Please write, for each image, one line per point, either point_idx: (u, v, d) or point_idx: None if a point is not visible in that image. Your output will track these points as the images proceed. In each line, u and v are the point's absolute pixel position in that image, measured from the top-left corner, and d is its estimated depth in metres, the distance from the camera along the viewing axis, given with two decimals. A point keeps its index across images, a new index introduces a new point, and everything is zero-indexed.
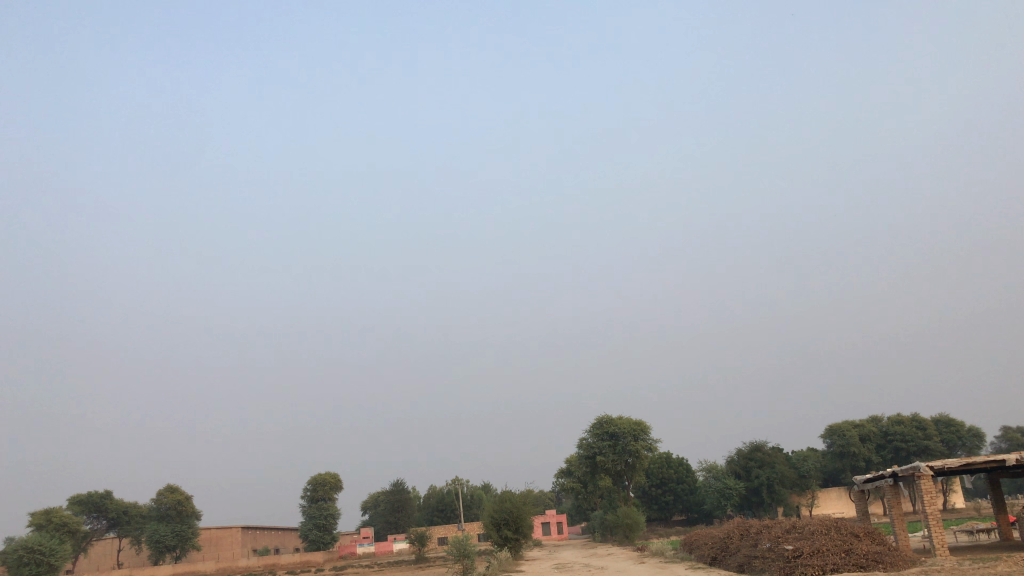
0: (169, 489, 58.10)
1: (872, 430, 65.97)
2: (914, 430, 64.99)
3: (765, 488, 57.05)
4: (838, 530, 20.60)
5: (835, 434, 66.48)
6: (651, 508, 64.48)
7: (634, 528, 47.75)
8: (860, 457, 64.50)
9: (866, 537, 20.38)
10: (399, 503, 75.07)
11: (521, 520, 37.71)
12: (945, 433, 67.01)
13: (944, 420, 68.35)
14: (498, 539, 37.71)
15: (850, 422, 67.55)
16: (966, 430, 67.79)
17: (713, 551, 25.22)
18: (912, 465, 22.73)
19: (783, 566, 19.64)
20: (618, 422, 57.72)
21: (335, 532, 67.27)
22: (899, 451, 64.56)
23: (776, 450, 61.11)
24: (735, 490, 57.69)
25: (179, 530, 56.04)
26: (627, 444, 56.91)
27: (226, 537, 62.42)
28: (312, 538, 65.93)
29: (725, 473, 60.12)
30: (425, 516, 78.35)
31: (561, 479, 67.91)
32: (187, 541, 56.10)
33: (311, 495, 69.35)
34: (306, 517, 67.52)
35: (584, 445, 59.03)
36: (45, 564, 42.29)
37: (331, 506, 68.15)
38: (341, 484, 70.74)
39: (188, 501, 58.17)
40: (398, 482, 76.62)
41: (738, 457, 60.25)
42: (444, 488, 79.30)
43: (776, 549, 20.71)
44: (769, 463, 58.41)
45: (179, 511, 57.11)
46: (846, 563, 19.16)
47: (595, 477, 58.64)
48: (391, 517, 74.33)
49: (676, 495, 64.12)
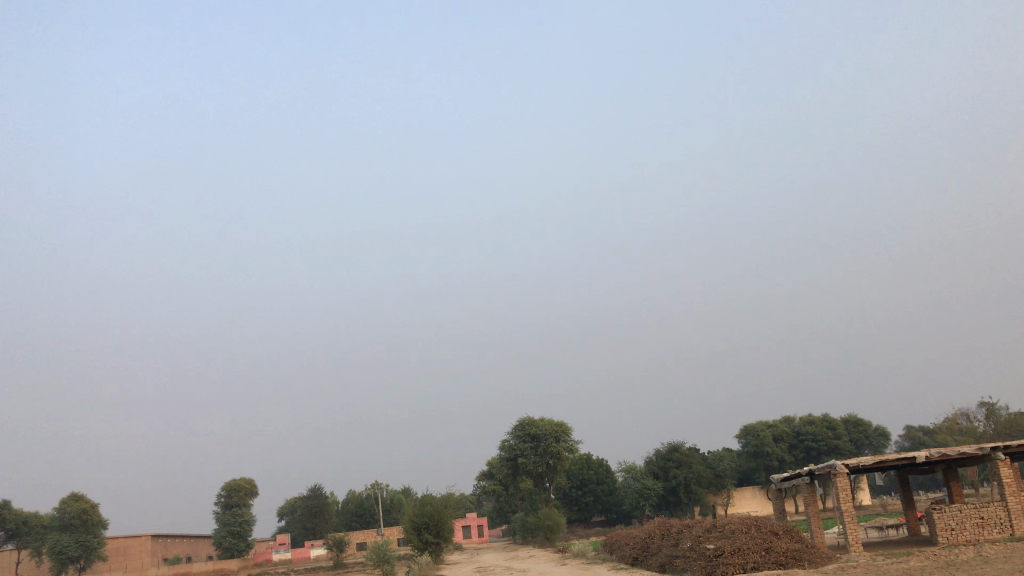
0: (74, 498, 57.87)
1: (785, 431, 68.04)
2: (824, 430, 67.23)
3: (682, 488, 58.72)
4: (758, 529, 20.90)
5: (750, 435, 68.50)
6: (572, 509, 65.55)
7: (555, 530, 49.50)
8: (773, 457, 66.50)
9: (784, 535, 20.64)
10: (317, 508, 74.51)
11: (442, 523, 38.90)
12: (854, 433, 69.43)
13: (853, 418, 70.93)
14: (418, 544, 38.77)
15: (764, 422, 69.67)
16: (872, 429, 70.50)
17: (634, 551, 26.67)
18: (828, 463, 23.17)
19: (704, 565, 19.95)
20: (540, 424, 59.48)
21: (249, 539, 67.14)
22: (810, 451, 66.73)
23: (693, 449, 62.80)
24: (653, 491, 59.09)
25: (82, 540, 56.09)
26: (548, 445, 58.52)
27: (134, 546, 61.54)
28: (226, 546, 65.94)
29: (644, 473, 61.34)
30: (343, 522, 78.34)
31: (482, 484, 68.43)
32: (90, 552, 56.27)
33: (225, 502, 68.32)
34: (220, 524, 67.21)
35: (505, 447, 60.35)
36: None
37: (247, 513, 67.82)
38: (257, 490, 69.74)
39: (94, 509, 58.15)
40: (316, 487, 75.89)
41: (657, 458, 61.69)
42: (364, 495, 79.11)
43: (697, 549, 21.07)
44: (687, 463, 60.00)
45: (83, 521, 57.04)
46: (766, 561, 19.32)
47: (516, 479, 59.83)
48: (308, 523, 73.75)
49: (595, 497, 65.24)
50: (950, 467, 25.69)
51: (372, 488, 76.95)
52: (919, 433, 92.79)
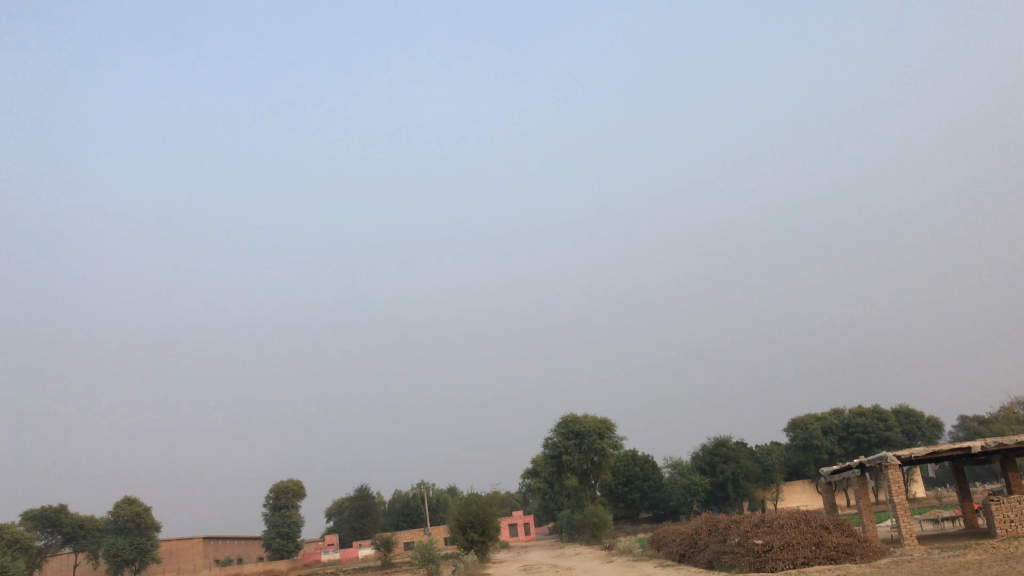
0: (128, 501, 58.99)
1: (834, 423, 66.74)
2: (875, 422, 65.81)
3: (730, 483, 57.92)
4: (808, 523, 20.38)
5: (799, 428, 67.38)
6: (618, 506, 65.09)
7: (601, 527, 49.13)
8: (822, 450, 65.27)
9: (836, 529, 20.09)
10: (364, 508, 75.05)
11: (487, 522, 38.77)
12: (906, 424, 67.90)
13: (904, 409, 69.40)
14: (464, 542, 38.71)
15: (812, 415, 68.45)
16: (925, 419, 68.85)
17: (682, 548, 26.23)
18: (879, 454, 22.54)
19: (753, 561, 19.48)
20: (583, 421, 59.15)
21: (298, 540, 67.86)
22: (860, 443, 65.34)
23: (740, 444, 61.94)
24: (700, 486, 58.39)
25: (137, 542, 57.21)
26: (592, 442, 58.14)
27: (187, 548, 62.61)
28: (275, 547, 66.72)
29: (691, 469, 60.63)
30: (390, 521, 78.80)
31: (527, 482, 68.31)
32: (145, 554, 57.39)
33: (273, 504, 69.05)
34: (269, 526, 68.02)
35: (549, 445, 60.08)
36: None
37: (295, 514, 68.48)
38: (304, 491, 70.47)
39: (147, 512, 59.17)
40: (362, 487, 76.44)
41: (703, 453, 60.92)
42: (411, 494, 79.51)
43: (746, 544, 20.60)
44: (734, 458, 59.14)
45: (137, 524, 58.07)
46: (817, 556, 18.77)
47: (561, 477, 59.56)
48: (356, 523, 74.35)
49: (642, 493, 64.68)
50: (1008, 457, 24.85)
51: (418, 488, 77.30)
52: (973, 423, 90.71)
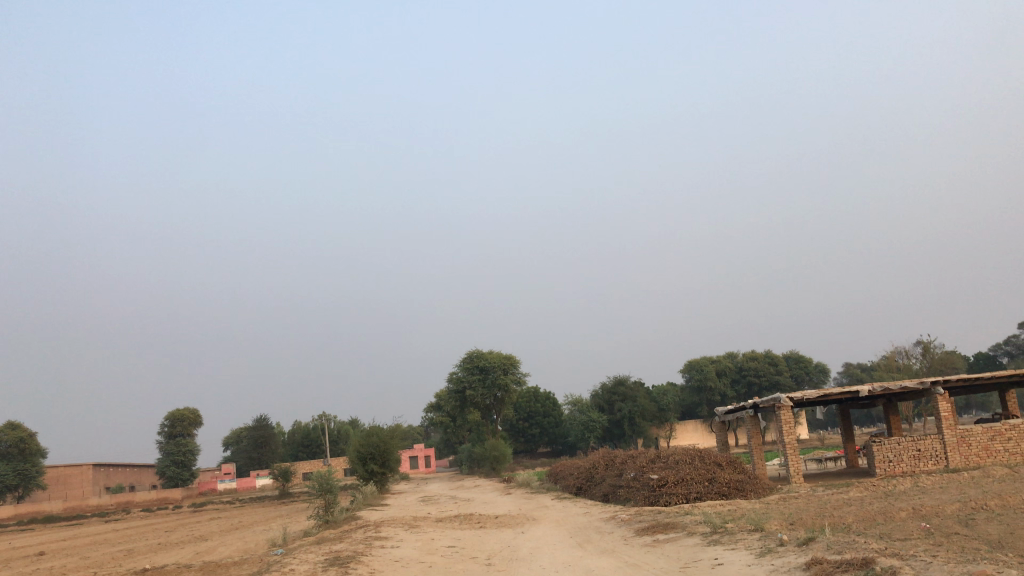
0: (11, 427, 56.21)
1: (728, 366, 69.29)
2: (767, 366, 68.65)
3: (627, 421, 59.52)
4: (702, 459, 20.93)
5: (694, 369, 69.64)
6: (518, 441, 66.15)
7: (501, 461, 49.72)
8: (715, 391, 67.70)
9: (728, 466, 20.71)
10: (263, 438, 73.86)
11: (388, 454, 38.61)
12: (795, 368, 71.13)
13: (794, 354, 72.63)
14: (364, 474, 38.57)
15: (708, 357, 70.85)
16: (812, 365, 72.31)
17: (579, 482, 26.71)
18: (772, 396, 23.28)
19: (648, 495, 19.91)
20: (488, 357, 59.49)
21: (194, 469, 66.48)
22: (751, 385, 68.13)
23: (638, 383, 63.55)
24: (598, 423, 59.79)
25: (21, 469, 54.88)
26: (495, 378, 58.60)
27: (75, 475, 60.48)
28: (170, 476, 65.21)
29: (590, 406, 61.91)
30: (289, 452, 78.05)
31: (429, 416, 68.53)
32: (30, 480, 55.22)
33: (168, 432, 67.17)
34: (163, 454, 66.24)
35: (453, 379, 60.24)
36: None
37: (190, 443, 66.87)
38: (201, 419, 68.77)
39: (32, 438, 56.62)
40: (261, 418, 75.20)
41: (603, 391, 62.25)
42: (311, 425, 78.76)
43: (641, 479, 21.05)
44: (631, 397, 60.71)
45: (21, 449, 55.53)
46: (709, 491, 19.32)
47: (463, 411, 59.86)
48: (254, 453, 73.27)
49: (542, 429, 65.87)
50: (890, 401, 26.09)
51: (319, 419, 76.57)
52: (856, 369, 96.06)
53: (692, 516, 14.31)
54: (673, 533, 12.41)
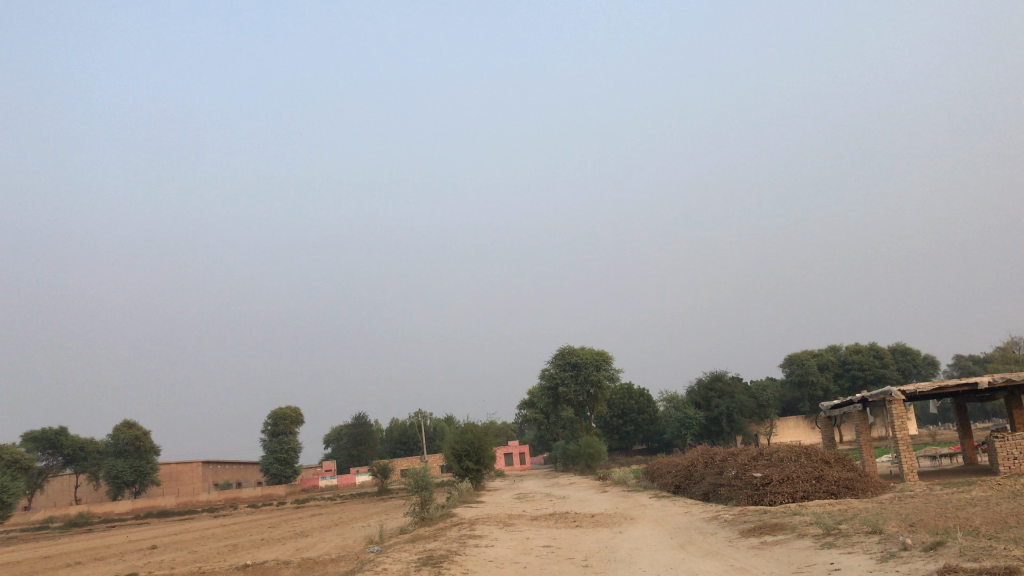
0: (127, 425, 58.90)
1: (830, 360, 66.74)
2: (872, 359, 65.78)
3: (725, 417, 58.03)
4: (809, 457, 19.95)
5: (795, 364, 67.34)
6: (613, 438, 65.43)
7: (596, 458, 49.18)
8: (817, 386, 65.29)
9: (836, 464, 19.67)
10: (362, 436, 75.30)
11: (482, 451, 38.56)
12: (902, 362, 67.99)
13: (901, 347, 69.40)
14: (459, 470, 38.70)
15: (809, 352, 68.40)
16: (921, 357, 68.99)
17: (677, 479, 25.99)
18: (883, 389, 22.04)
19: (751, 495, 19.09)
20: (580, 353, 58.94)
21: (296, 466, 68.27)
22: (856, 380, 65.46)
23: (736, 379, 61.88)
24: (694, 420, 58.47)
25: (136, 465, 57.46)
26: (588, 374, 58.01)
27: (186, 472, 63.00)
28: (274, 472, 67.18)
29: (686, 402, 60.63)
30: (387, 449, 79.39)
31: (523, 413, 68.50)
32: (145, 477, 57.74)
33: (271, 430, 69.22)
34: (267, 452, 68.29)
35: (546, 376, 59.95)
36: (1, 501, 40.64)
37: (292, 441, 68.70)
38: (302, 418, 70.59)
39: (146, 436, 59.15)
40: (359, 415, 76.69)
41: (699, 387, 60.87)
42: (408, 423, 79.90)
43: (743, 477, 20.24)
44: (729, 393, 59.14)
45: (136, 447, 58.10)
46: (817, 490, 18.37)
47: (557, 408, 59.55)
48: (353, 450, 74.80)
49: (636, 426, 64.93)
50: (1013, 394, 24.36)
51: (415, 416, 77.58)
52: (967, 362, 91.05)
53: (801, 516, 13.54)
54: (783, 534, 11.69)
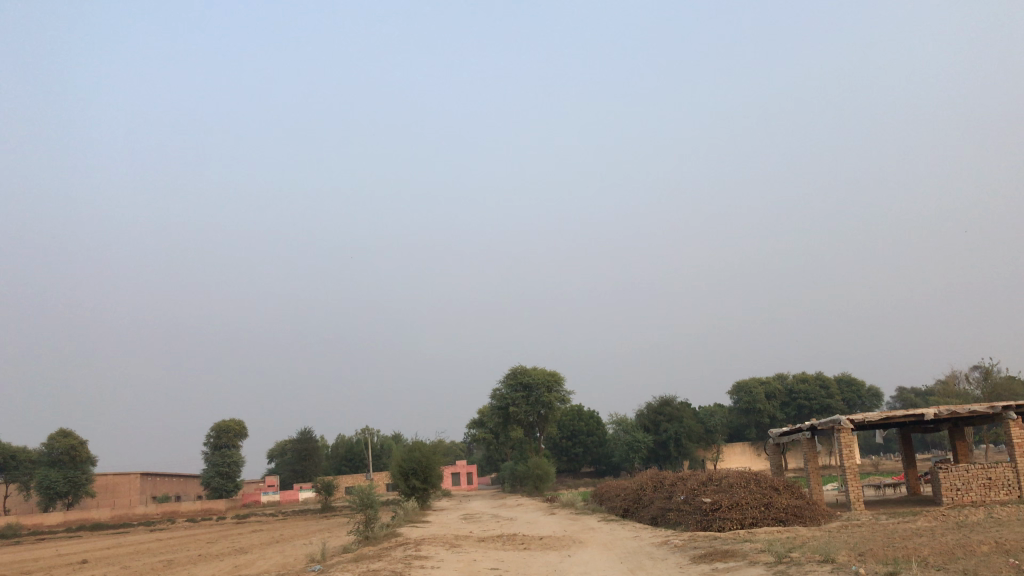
0: (63, 434, 56.98)
1: (778, 388, 67.50)
2: (818, 389, 66.70)
3: (673, 442, 58.26)
4: (758, 483, 19.96)
5: (743, 391, 67.96)
6: (561, 460, 65.23)
7: (544, 479, 48.88)
8: (764, 414, 65.95)
9: (785, 491, 19.71)
10: (307, 451, 73.97)
11: (430, 470, 38.02)
12: (847, 392, 69.12)
13: (846, 377, 70.57)
14: (405, 489, 38.09)
15: (757, 379, 69.14)
16: (865, 388, 70.23)
17: (626, 503, 25.85)
18: (832, 418, 22.19)
19: (700, 520, 19.01)
20: (532, 373, 58.74)
21: (238, 480, 66.70)
22: (801, 409, 66.30)
23: (685, 404, 62.26)
24: (643, 444, 58.57)
25: (71, 476, 55.55)
26: (539, 395, 57.80)
27: (123, 484, 61.11)
28: (214, 486, 65.52)
29: (635, 426, 60.74)
30: (332, 465, 78.05)
31: (472, 432, 67.96)
32: (79, 488, 55.81)
33: (214, 443, 67.60)
34: (208, 465, 66.63)
35: (496, 396, 59.58)
36: None
37: (235, 455, 67.14)
38: (246, 431, 69.06)
39: (83, 446, 57.27)
40: (306, 430, 75.35)
41: (648, 411, 61.07)
42: (355, 439, 78.71)
43: (693, 502, 20.17)
44: (678, 417, 59.40)
45: (72, 457, 56.20)
46: (766, 517, 18.36)
47: (506, 429, 59.20)
48: (298, 466, 73.39)
49: (585, 448, 64.85)
50: (956, 426, 24.72)
51: (362, 433, 76.46)
52: (909, 395, 92.99)
53: (752, 543, 13.46)
54: (733, 562, 11.56)
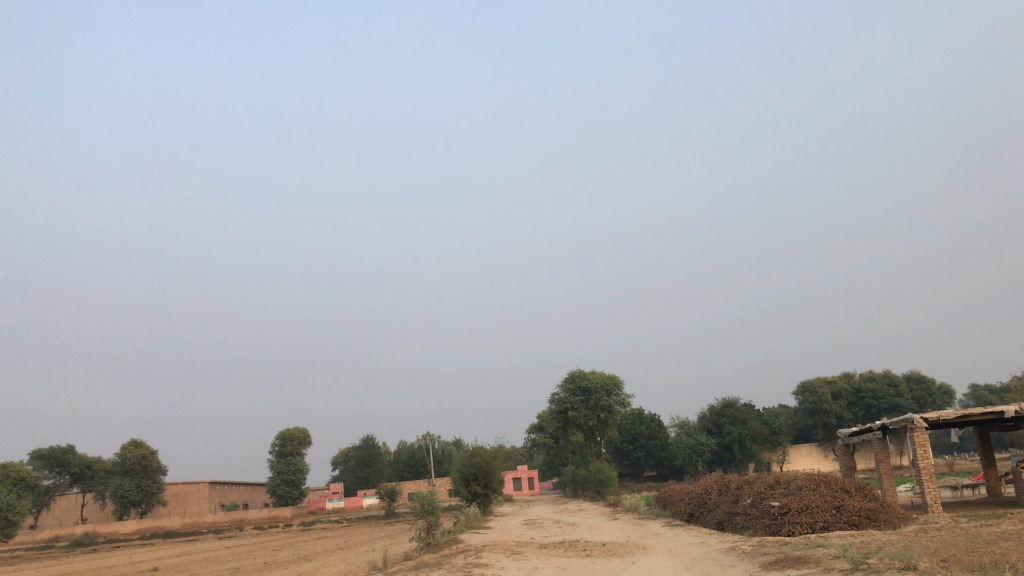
0: (135, 445, 58.47)
1: (844, 387, 65.66)
2: (886, 388, 64.69)
3: (736, 444, 57.11)
4: (828, 485, 19.25)
5: (808, 391, 66.29)
6: (623, 464, 64.47)
7: (606, 484, 48.26)
8: (831, 414, 64.18)
9: (857, 493, 18.96)
10: (370, 458, 74.64)
11: (491, 475, 37.85)
12: (917, 390, 66.88)
13: (916, 375, 68.33)
14: (466, 495, 37.93)
15: (822, 379, 67.39)
16: (936, 386, 67.89)
17: (690, 507, 25.27)
18: (905, 416, 21.28)
19: (769, 524, 18.40)
20: (591, 377, 58.19)
21: (303, 488, 67.57)
22: (870, 408, 64.37)
23: (748, 405, 61.00)
24: (706, 447, 57.56)
25: (143, 485, 56.90)
26: (599, 399, 57.23)
27: (193, 492, 62.42)
28: (280, 494, 66.46)
29: (697, 429, 59.72)
30: (395, 471, 78.57)
31: (532, 437, 67.66)
32: (151, 497, 57.14)
33: (279, 451, 68.60)
34: (274, 473, 67.66)
35: (555, 400, 59.21)
36: (5, 521, 39.81)
37: (300, 462, 68.03)
38: (309, 439, 69.96)
39: (153, 456, 58.67)
40: (367, 437, 76.03)
41: (710, 413, 60.01)
42: (416, 446, 79.13)
43: (760, 506, 19.56)
44: (741, 419, 58.20)
45: (143, 466, 57.63)
46: (837, 521, 17.67)
47: (566, 433, 58.76)
48: (361, 473, 74.06)
49: (647, 452, 64.05)
50: None
51: (423, 439, 76.81)
52: (984, 392, 89.71)
53: (826, 549, 12.91)
54: (807, 568, 11.07)
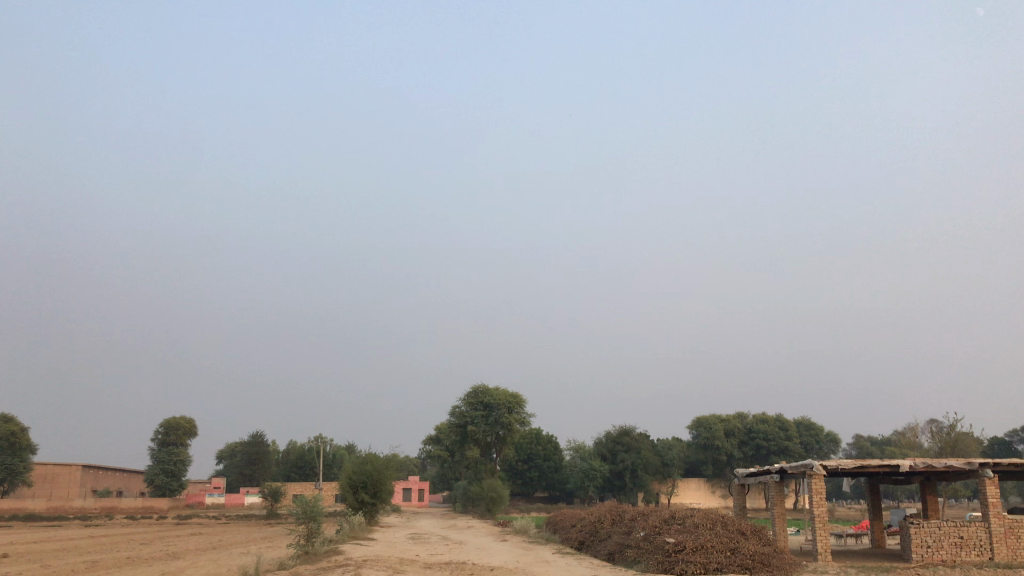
0: (3, 419, 54.48)
1: (737, 426, 66.68)
2: (777, 430, 66.24)
3: (629, 473, 57.26)
4: (725, 526, 18.84)
5: (702, 427, 67.16)
6: (515, 483, 63.81)
7: (497, 502, 47.53)
8: (722, 451, 64.95)
9: (752, 537, 18.62)
10: (257, 455, 71.75)
11: (381, 484, 36.57)
12: (805, 436, 68.63)
13: (805, 421, 70.14)
14: (353, 502, 36.43)
15: (717, 416, 68.43)
16: (823, 434, 69.84)
17: (581, 535, 24.66)
18: (805, 462, 21.08)
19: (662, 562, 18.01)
20: (494, 393, 57.37)
21: (183, 480, 64.38)
22: (759, 449, 65.60)
23: (643, 435, 61.26)
24: (599, 472, 57.38)
25: (7, 463, 53.03)
26: (499, 416, 56.57)
27: (63, 475, 58.60)
28: (158, 484, 63.17)
29: (592, 454, 59.61)
30: (282, 471, 75.87)
31: (427, 448, 66.38)
32: (15, 476, 53.31)
33: (161, 439, 65.20)
34: (153, 462, 64.27)
35: (455, 413, 58.15)
36: None
37: (183, 453, 64.78)
38: (195, 430, 66.73)
39: (24, 433, 54.80)
40: (256, 434, 73.20)
41: (607, 440, 59.92)
42: (307, 447, 76.64)
43: (655, 541, 19.11)
44: (636, 449, 58.37)
45: (10, 444, 53.71)
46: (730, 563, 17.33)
47: (462, 447, 57.73)
48: (246, 470, 71.10)
49: (540, 472, 63.62)
50: (928, 480, 23.93)
51: (315, 441, 74.46)
52: (866, 444, 93.10)
53: None
54: None
